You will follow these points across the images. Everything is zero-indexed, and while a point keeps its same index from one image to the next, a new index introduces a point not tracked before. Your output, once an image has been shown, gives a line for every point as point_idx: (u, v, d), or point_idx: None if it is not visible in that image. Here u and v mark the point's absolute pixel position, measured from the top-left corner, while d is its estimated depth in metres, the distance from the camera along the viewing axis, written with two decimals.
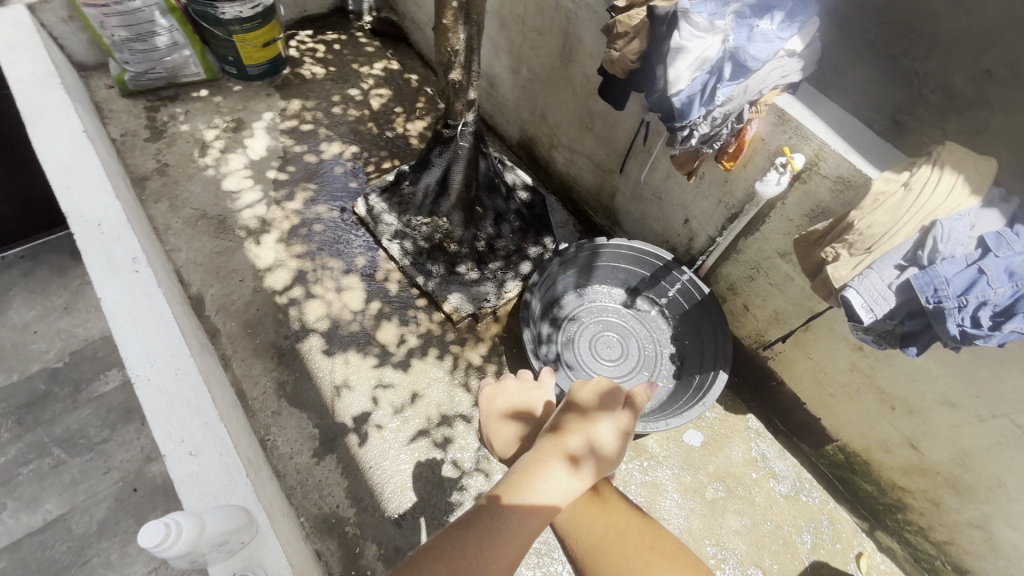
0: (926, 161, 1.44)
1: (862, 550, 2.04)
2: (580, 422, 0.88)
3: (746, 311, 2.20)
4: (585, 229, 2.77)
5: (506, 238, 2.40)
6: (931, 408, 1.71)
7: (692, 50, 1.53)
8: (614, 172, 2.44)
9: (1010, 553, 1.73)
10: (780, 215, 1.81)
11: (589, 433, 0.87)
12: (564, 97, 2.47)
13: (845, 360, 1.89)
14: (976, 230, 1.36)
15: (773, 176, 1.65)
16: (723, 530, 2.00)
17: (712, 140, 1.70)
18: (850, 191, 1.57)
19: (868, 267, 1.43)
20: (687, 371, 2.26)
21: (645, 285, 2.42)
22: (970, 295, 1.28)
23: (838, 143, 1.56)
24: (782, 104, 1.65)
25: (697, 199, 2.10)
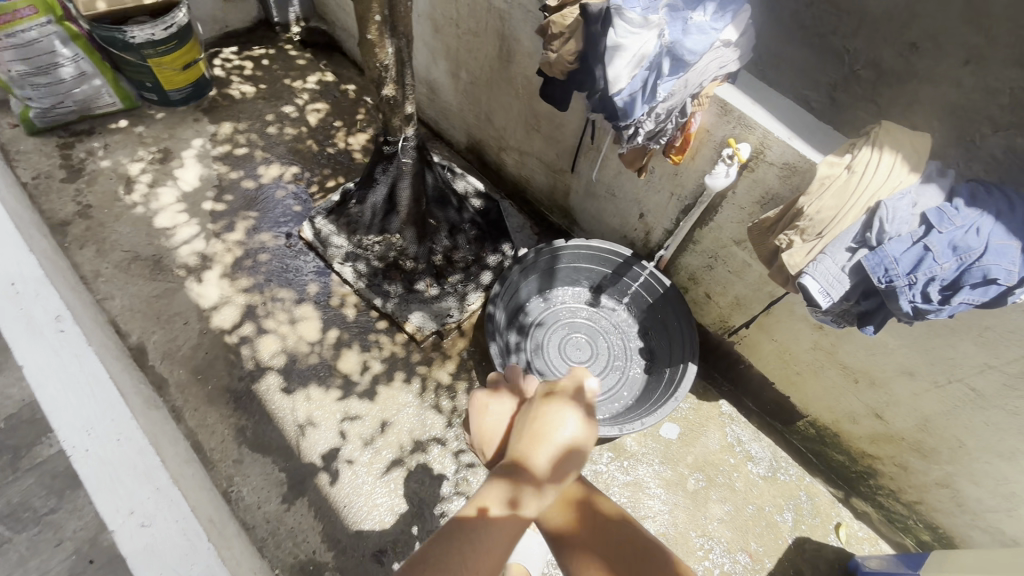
0: (866, 142, 1.45)
1: (841, 520, 2.09)
2: (533, 496, 0.76)
3: (708, 299, 2.21)
4: (543, 230, 2.74)
5: (463, 249, 2.33)
6: (891, 378, 1.76)
7: (628, 48, 1.51)
8: (566, 172, 2.41)
9: (976, 508, 1.81)
10: (731, 204, 1.82)
11: (553, 483, 0.79)
12: (507, 100, 2.41)
13: (807, 340, 1.92)
14: (918, 206, 1.38)
15: (722, 168, 1.64)
16: (707, 520, 2.02)
17: (658, 136, 1.68)
18: (797, 176, 1.57)
19: (821, 252, 1.44)
20: (657, 365, 2.27)
21: (608, 283, 2.40)
22: (919, 273, 1.31)
23: (781, 130, 1.57)
24: (723, 94, 1.64)
25: (650, 194, 2.09)
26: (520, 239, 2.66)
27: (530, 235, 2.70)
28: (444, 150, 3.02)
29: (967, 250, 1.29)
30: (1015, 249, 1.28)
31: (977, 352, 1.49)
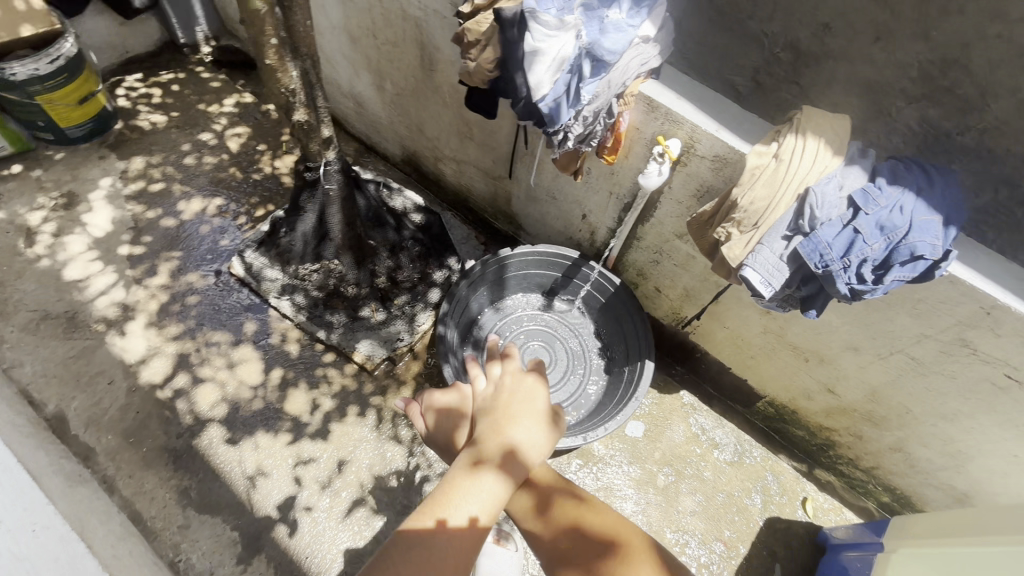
0: (789, 129, 1.46)
1: (808, 495, 2.13)
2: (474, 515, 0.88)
3: (658, 292, 2.20)
4: (490, 238, 2.68)
5: (407, 268, 2.25)
6: (838, 355, 1.79)
7: (547, 51, 1.46)
8: (504, 178, 2.35)
9: (928, 468, 1.88)
10: (669, 199, 1.81)
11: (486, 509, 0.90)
12: (435, 109, 2.33)
13: (757, 324, 1.94)
14: (844, 189, 1.39)
15: (653, 167, 1.64)
16: (679, 514, 2.03)
17: (589, 138, 1.64)
18: (727, 168, 1.57)
19: (758, 243, 1.44)
20: (616, 364, 2.25)
21: (559, 286, 2.36)
22: (851, 256, 1.33)
23: (708, 123, 1.55)
24: (648, 91, 1.61)
25: (589, 194, 2.06)
26: (466, 250, 2.59)
27: (477, 245, 2.64)
28: (379, 165, 2.91)
29: (894, 228, 1.32)
30: (936, 224, 1.31)
31: (913, 323, 1.53)
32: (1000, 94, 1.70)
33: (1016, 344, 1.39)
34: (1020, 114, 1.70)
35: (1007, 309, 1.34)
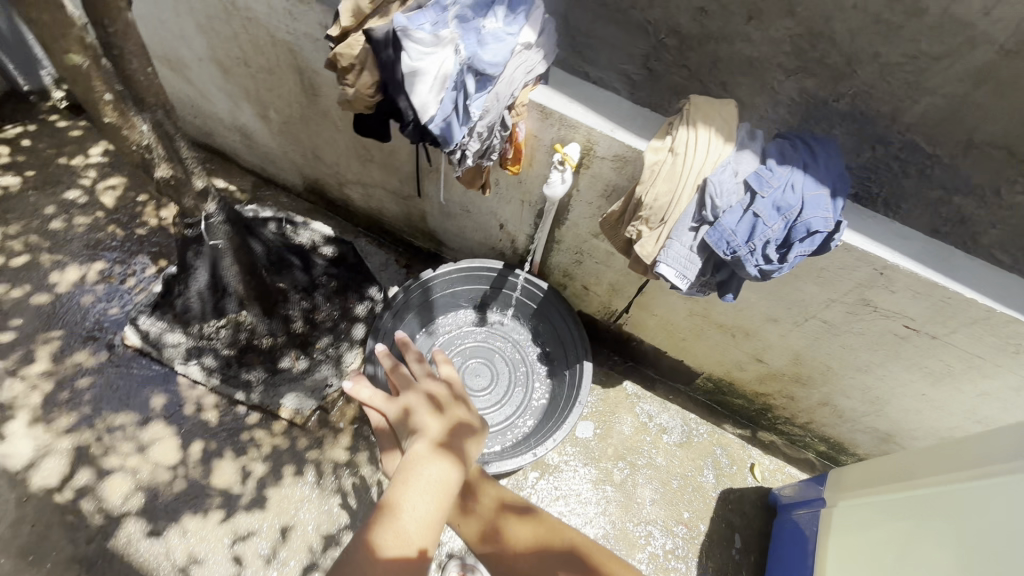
0: (681, 122, 1.47)
1: (754, 461, 2.22)
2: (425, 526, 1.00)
3: (586, 290, 2.20)
4: (413, 259, 2.58)
5: (326, 308, 2.11)
6: (760, 327, 1.86)
7: (427, 71, 1.39)
8: (414, 198, 2.25)
9: (853, 417, 2.00)
10: (579, 202, 1.79)
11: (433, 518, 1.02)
12: (328, 135, 2.18)
13: (682, 309, 1.98)
14: (740, 175, 1.42)
15: (556, 176, 1.61)
16: (639, 506, 2.06)
17: (489, 152, 1.58)
18: (629, 166, 1.57)
19: (668, 238, 1.45)
20: (557, 368, 2.24)
21: (489, 299, 2.31)
22: (755, 240, 1.36)
23: (602, 124, 1.55)
24: (540, 98, 1.57)
25: (501, 204, 2.01)
26: (389, 276, 2.48)
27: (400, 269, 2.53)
28: (281, 197, 2.71)
29: (789, 208, 1.36)
30: (825, 198, 1.37)
31: (820, 290, 1.61)
32: (863, 60, 1.79)
33: (909, 298, 1.48)
34: (884, 77, 1.80)
35: (897, 267, 1.43)
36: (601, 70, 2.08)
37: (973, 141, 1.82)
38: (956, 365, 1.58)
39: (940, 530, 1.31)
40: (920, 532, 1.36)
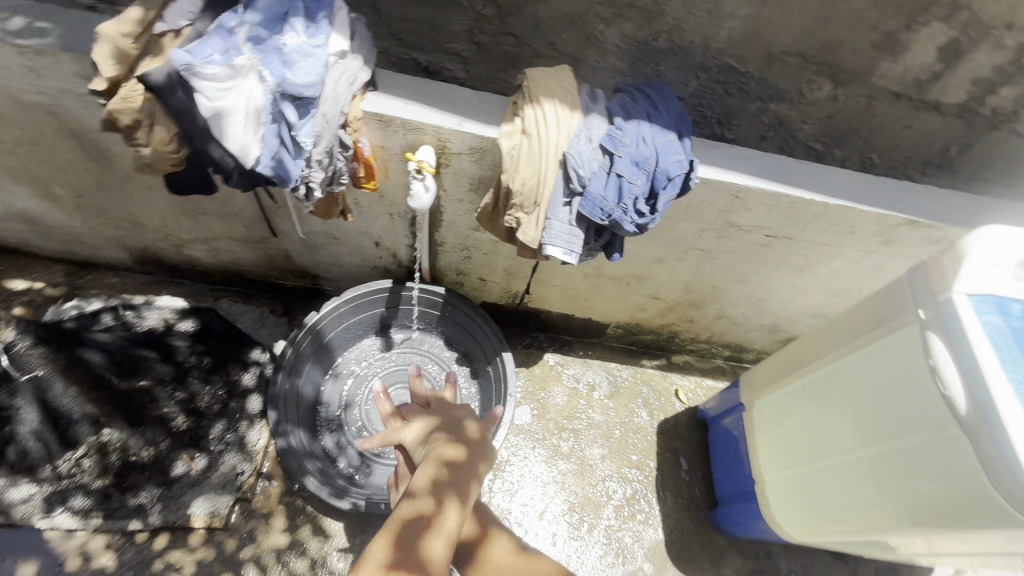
0: (524, 100, 1.45)
1: (677, 386, 2.38)
2: None
3: (483, 282, 2.16)
4: (292, 302, 2.33)
5: (208, 391, 1.85)
6: (650, 269, 1.96)
7: (234, 110, 1.21)
8: (271, 240, 2.01)
9: (744, 321, 2.22)
10: (449, 201, 1.72)
11: None
12: (140, 198, 1.84)
13: (578, 274, 2.02)
14: (594, 140, 1.43)
15: (418, 187, 1.53)
16: (592, 467, 2.13)
17: (337, 177, 1.44)
18: (488, 157, 1.52)
19: (546, 219, 1.43)
20: (479, 367, 2.17)
21: (389, 319, 2.18)
22: (625, 199, 1.39)
23: (448, 120, 1.46)
24: (374, 106, 1.45)
25: (370, 223, 1.87)
26: (269, 329, 2.23)
27: (280, 318, 2.27)
28: (109, 279, 2.29)
29: (646, 161, 1.40)
30: (675, 143, 1.43)
31: (691, 225, 1.72)
32: None
33: (763, 211, 1.63)
34: (689, 9, 1.76)
35: (747, 189, 1.56)
36: (430, 53, 1.92)
37: (773, 53, 1.84)
38: (811, 255, 1.79)
39: (842, 403, 1.43)
40: (827, 410, 1.49)
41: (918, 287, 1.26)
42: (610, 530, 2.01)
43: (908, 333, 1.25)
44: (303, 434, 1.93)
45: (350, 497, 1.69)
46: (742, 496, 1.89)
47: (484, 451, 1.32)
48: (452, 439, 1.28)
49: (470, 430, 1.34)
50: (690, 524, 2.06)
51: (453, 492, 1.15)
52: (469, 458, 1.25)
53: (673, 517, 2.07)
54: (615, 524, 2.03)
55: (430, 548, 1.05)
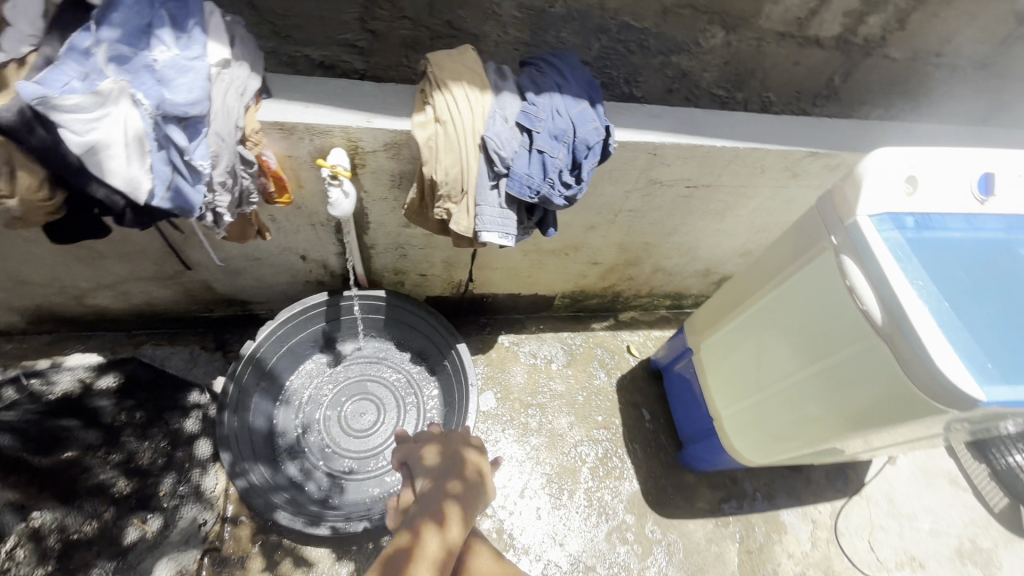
0: (431, 87, 1.40)
1: (628, 343, 2.48)
2: None
3: (424, 277, 2.11)
4: (224, 334, 2.18)
5: (148, 447, 1.70)
6: (585, 236, 1.99)
7: (110, 141, 1.07)
8: (185, 272, 1.85)
9: (679, 271, 2.32)
10: (373, 201, 1.65)
11: None
12: (19, 253, 1.62)
13: (517, 253, 2.02)
14: (510, 118, 1.41)
15: (336, 194, 1.43)
16: (563, 436, 2.18)
17: (245, 197, 1.36)
18: (405, 150, 1.47)
19: (477, 205, 1.40)
20: (434, 364, 2.14)
21: (332, 332, 2.11)
22: (550, 173, 1.39)
23: (356, 118, 1.39)
24: (272, 114, 1.35)
25: (293, 237, 1.76)
26: (204, 366, 2.06)
27: (214, 353, 2.11)
28: (2, 347, 2.02)
29: (565, 133, 1.40)
30: (588, 111, 1.43)
31: (616, 188, 1.76)
32: None
33: (681, 164, 1.69)
34: None
35: (664, 145, 1.60)
36: (323, 48, 1.73)
37: (666, 6, 1.81)
38: (729, 198, 1.89)
39: (779, 331, 1.54)
40: (766, 339, 1.59)
41: (826, 214, 1.37)
42: (590, 492, 2.07)
43: (823, 257, 1.37)
44: (264, 467, 1.84)
45: (327, 522, 1.63)
46: (702, 434, 2.01)
47: (458, 469, 1.23)
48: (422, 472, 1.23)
49: (433, 457, 1.27)
50: (661, 468, 2.16)
51: (427, 518, 1.09)
52: (441, 479, 1.19)
53: (645, 466, 2.16)
54: (594, 485, 2.09)
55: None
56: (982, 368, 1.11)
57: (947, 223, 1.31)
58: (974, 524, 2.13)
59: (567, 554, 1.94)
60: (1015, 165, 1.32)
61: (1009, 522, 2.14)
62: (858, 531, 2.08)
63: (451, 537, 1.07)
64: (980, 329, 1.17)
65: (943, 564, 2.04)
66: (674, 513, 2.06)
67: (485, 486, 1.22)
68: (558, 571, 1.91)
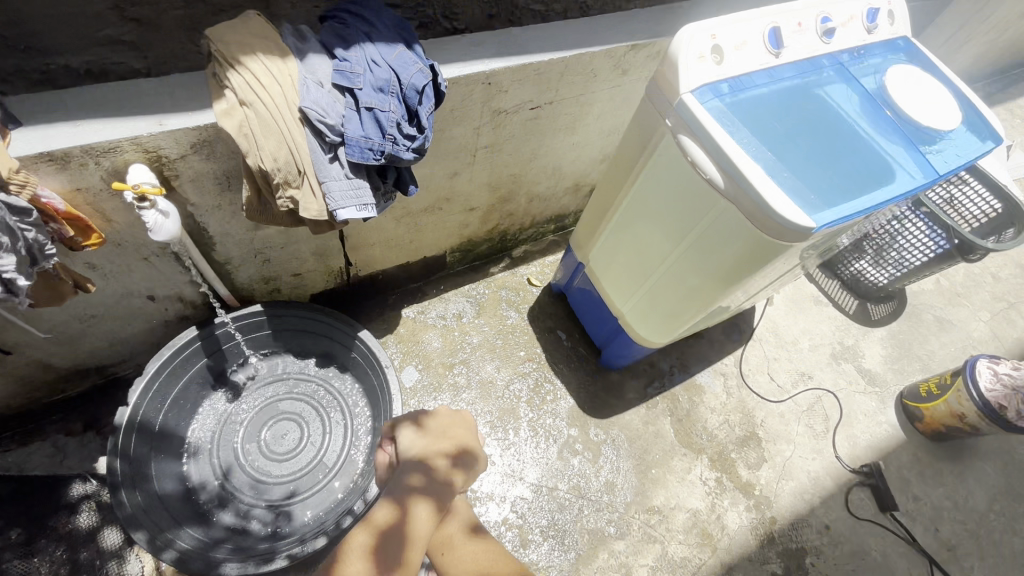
0: (222, 67, 1.22)
1: (527, 275, 2.53)
2: None
3: (299, 275, 1.96)
4: (91, 410, 1.86)
5: (42, 562, 1.48)
6: (452, 185, 1.94)
7: None
8: (6, 358, 1.54)
9: (552, 193, 2.36)
10: (206, 212, 1.46)
11: None
12: None
13: (388, 222, 1.93)
14: (325, 82, 1.29)
15: (153, 217, 1.23)
16: (493, 383, 2.22)
17: (38, 252, 1.13)
18: (219, 146, 1.29)
19: (321, 183, 1.29)
20: (341, 360, 2.03)
21: (219, 366, 1.91)
22: (388, 129, 1.29)
23: (143, 123, 1.18)
24: (31, 144, 1.10)
25: (125, 279, 1.52)
26: (76, 455, 1.77)
27: (85, 435, 1.81)
28: None
29: (388, 83, 1.30)
30: (407, 54, 1.34)
31: (464, 128, 1.71)
32: None
33: (518, 87, 1.67)
34: None
35: (495, 72, 1.57)
36: (84, 52, 1.29)
37: None
38: (574, 109, 1.92)
39: (649, 221, 1.63)
40: (641, 232, 1.69)
41: (657, 99, 1.44)
42: (533, 422, 2.16)
43: (667, 140, 1.45)
44: (192, 529, 1.67)
45: (281, 553, 1.52)
46: (612, 334, 2.15)
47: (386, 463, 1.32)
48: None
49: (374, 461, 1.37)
50: (589, 377, 2.29)
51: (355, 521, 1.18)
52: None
53: (574, 381, 2.28)
54: (535, 415, 2.17)
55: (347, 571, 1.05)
56: (807, 201, 1.26)
57: (754, 81, 1.43)
58: (839, 330, 2.54)
59: (529, 484, 2.03)
60: (793, 16, 1.46)
61: (862, 319, 2.58)
62: (758, 368, 2.40)
63: (377, 520, 1.14)
64: (801, 167, 1.32)
65: (825, 370, 2.43)
66: (610, 412, 2.22)
67: (409, 455, 1.27)
68: (526, 502, 2.00)
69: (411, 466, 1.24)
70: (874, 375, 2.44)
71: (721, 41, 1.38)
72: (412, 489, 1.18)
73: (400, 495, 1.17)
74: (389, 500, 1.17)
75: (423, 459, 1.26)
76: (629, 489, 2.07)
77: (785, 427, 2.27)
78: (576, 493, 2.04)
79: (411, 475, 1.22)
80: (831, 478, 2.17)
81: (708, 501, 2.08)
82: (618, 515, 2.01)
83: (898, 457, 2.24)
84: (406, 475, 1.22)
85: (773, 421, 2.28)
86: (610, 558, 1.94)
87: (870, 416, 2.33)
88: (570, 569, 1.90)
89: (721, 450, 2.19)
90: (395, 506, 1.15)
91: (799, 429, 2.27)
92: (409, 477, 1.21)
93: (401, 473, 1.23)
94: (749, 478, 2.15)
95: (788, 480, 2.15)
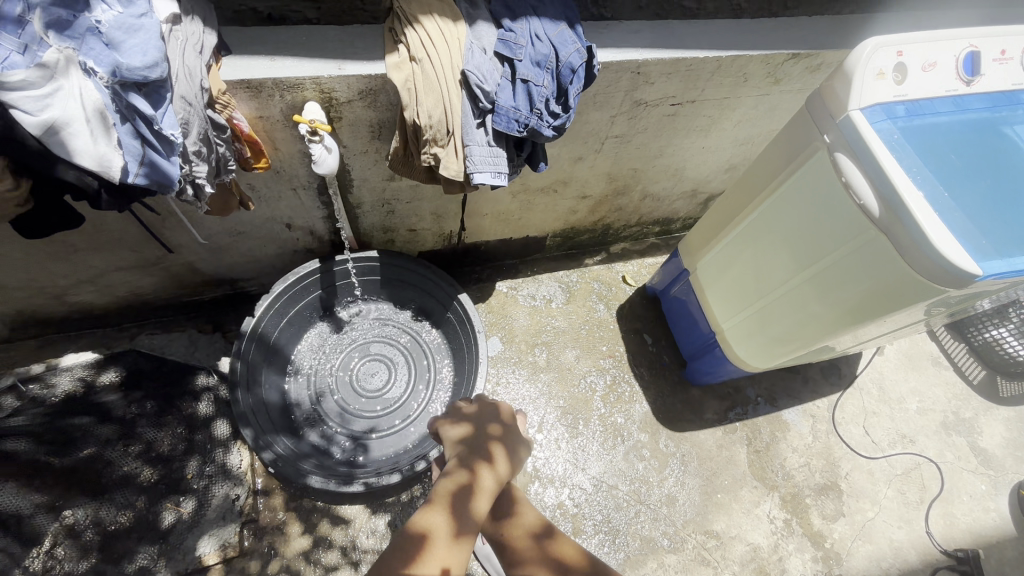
0: (402, 23, 1.32)
1: (623, 273, 2.50)
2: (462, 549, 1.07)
3: (413, 231, 2.07)
4: (219, 316, 2.13)
5: (166, 434, 1.67)
6: (573, 170, 1.96)
7: (71, 117, 0.93)
8: (168, 256, 1.77)
9: (666, 195, 2.31)
10: (354, 155, 1.58)
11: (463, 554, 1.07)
12: None
13: (504, 195, 1.98)
14: (487, 50, 1.34)
15: (319, 150, 1.37)
16: (572, 370, 2.23)
17: (222, 164, 1.29)
18: (381, 97, 1.40)
19: (464, 145, 1.34)
20: (437, 317, 2.13)
21: (330, 299, 2.07)
22: (537, 104, 1.33)
23: (325, 66, 1.30)
24: (234, 72, 1.25)
25: (273, 204, 1.69)
26: (205, 349, 2.01)
27: (213, 335, 2.07)
28: None
29: (547, 58, 1.33)
30: (568, 32, 1.36)
31: (601, 113, 1.71)
32: None
33: (664, 81, 1.64)
34: None
35: (647, 62, 1.55)
36: None
37: None
38: (714, 112, 1.85)
39: (778, 239, 1.56)
40: (764, 250, 1.62)
41: (819, 112, 1.36)
42: (604, 418, 2.15)
43: (820, 158, 1.37)
44: (286, 438, 1.85)
45: (360, 479, 1.65)
46: (704, 349, 2.08)
47: (491, 417, 1.39)
48: (456, 419, 1.39)
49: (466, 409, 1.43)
50: (668, 386, 2.25)
51: (479, 459, 1.24)
52: (483, 423, 1.37)
53: (653, 387, 2.24)
54: (607, 411, 2.17)
55: (479, 507, 1.14)
56: (980, 246, 1.14)
57: (935, 107, 1.31)
58: (955, 398, 2.30)
59: (590, 477, 2.04)
60: (998, 41, 1.31)
61: (987, 392, 2.31)
62: (853, 418, 2.23)
63: (501, 471, 1.23)
64: (975, 208, 1.19)
65: (931, 437, 2.21)
66: (685, 426, 2.16)
67: (521, 425, 1.40)
68: (584, 493, 2.01)
69: (522, 437, 1.37)
70: (990, 456, 2.18)
71: (908, 59, 1.27)
72: (524, 461, 1.31)
73: (514, 458, 1.29)
74: (507, 456, 1.27)
75: (529, 436, 1.40)
76: (690, 507, 2.02)
77: (872, 486, 2.10)
78: (636, 497, 2.02)
79: (523, 446, 1.34)
80: (916, 553, 1.98)
81: (772, 540, 1.98)
82: (674, 529, 1.97)
83: (1001, 551, 2.00)
84: (520, 445, 1.33)
85: (859, 476, 2.12)
86: (658, 568, 1.91)
87: (977, 499, 2.09)
88: (616, 569, 1.89)
89: (796, 492, 2.07)
90: (512, 465, 1.27)
91: (888, 493, 2.09)
92: (522, 446, 1.34)
93: (518, 438, 1.35)
94: (821, 528, 2.01)
95: (864, 542, 2.00)
